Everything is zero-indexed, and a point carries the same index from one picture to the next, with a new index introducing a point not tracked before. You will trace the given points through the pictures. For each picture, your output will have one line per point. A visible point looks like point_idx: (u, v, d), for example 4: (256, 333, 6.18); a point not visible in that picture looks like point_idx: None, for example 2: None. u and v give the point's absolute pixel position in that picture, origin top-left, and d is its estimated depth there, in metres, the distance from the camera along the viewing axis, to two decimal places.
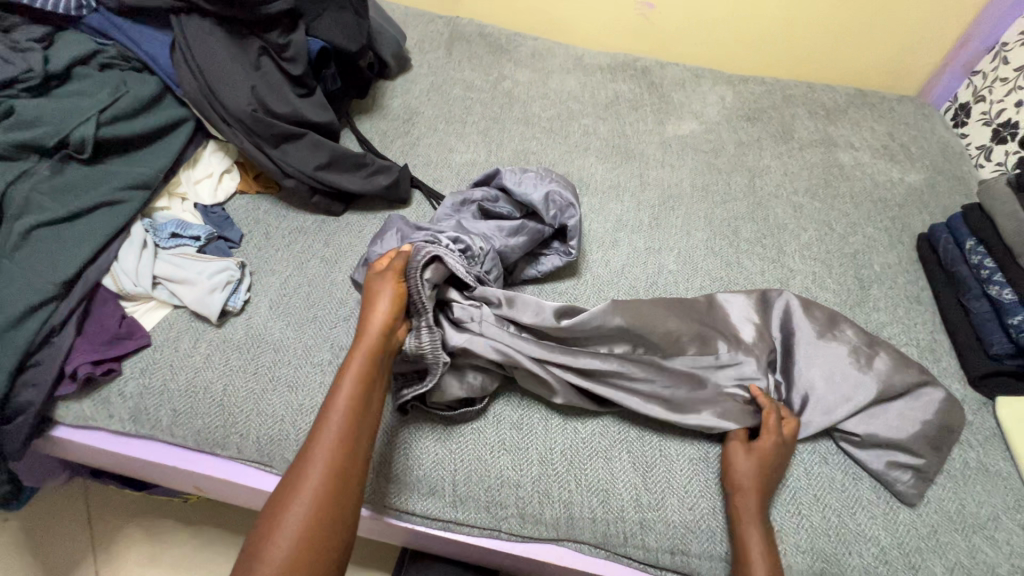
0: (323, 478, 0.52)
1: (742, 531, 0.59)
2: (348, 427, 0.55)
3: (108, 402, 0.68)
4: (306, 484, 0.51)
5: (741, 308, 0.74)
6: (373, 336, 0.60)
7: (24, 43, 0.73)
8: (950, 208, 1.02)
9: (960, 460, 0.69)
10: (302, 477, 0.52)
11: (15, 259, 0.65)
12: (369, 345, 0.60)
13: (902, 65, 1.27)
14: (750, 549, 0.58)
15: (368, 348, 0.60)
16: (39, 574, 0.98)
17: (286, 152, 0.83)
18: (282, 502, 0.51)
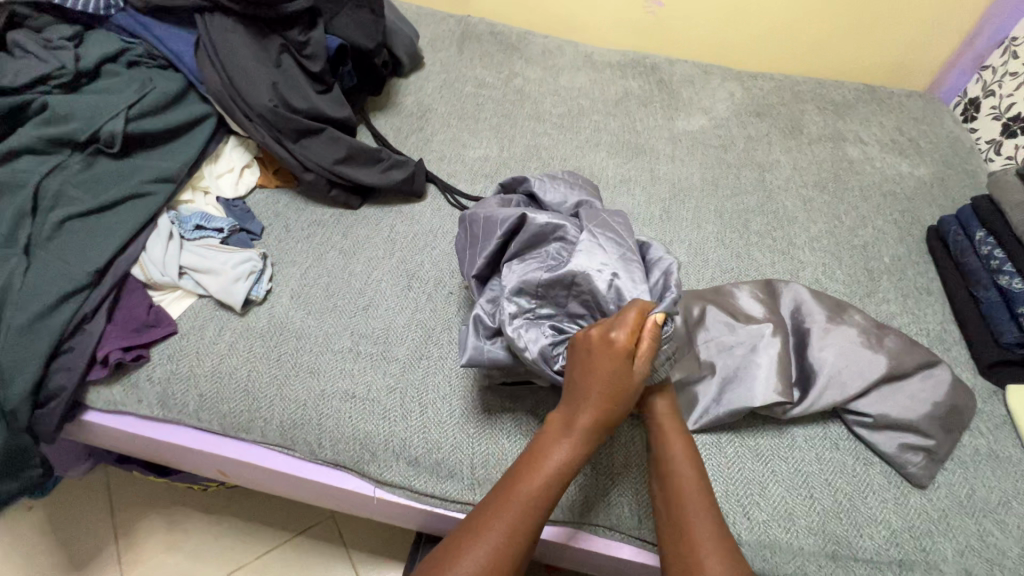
0: (502, 529, 0.51)
1: (678, 515, 0.56)
2: (547, 482, 0.54)
3: (137, 387, 0.70)
4: (491, 529, 0.51)
5: (752, 298, 0.75)
6: (625, 391, 0.56)
7: (56, 43, 0.76)
8: (960, 201, 1.03)
9: (971, 446, 0.69)
10: (490, 521, 0.51)
11: (50, 248, 0.68)
12: (613, 399, 0.56)
13: (912, 61, 1.28)
14: (689, 531, 0.54)
15: (611, 401, 0.56)
16: (63, 560, 1.01)
17: (306, 146, 0.85)
18: (463, 541, 0.51)
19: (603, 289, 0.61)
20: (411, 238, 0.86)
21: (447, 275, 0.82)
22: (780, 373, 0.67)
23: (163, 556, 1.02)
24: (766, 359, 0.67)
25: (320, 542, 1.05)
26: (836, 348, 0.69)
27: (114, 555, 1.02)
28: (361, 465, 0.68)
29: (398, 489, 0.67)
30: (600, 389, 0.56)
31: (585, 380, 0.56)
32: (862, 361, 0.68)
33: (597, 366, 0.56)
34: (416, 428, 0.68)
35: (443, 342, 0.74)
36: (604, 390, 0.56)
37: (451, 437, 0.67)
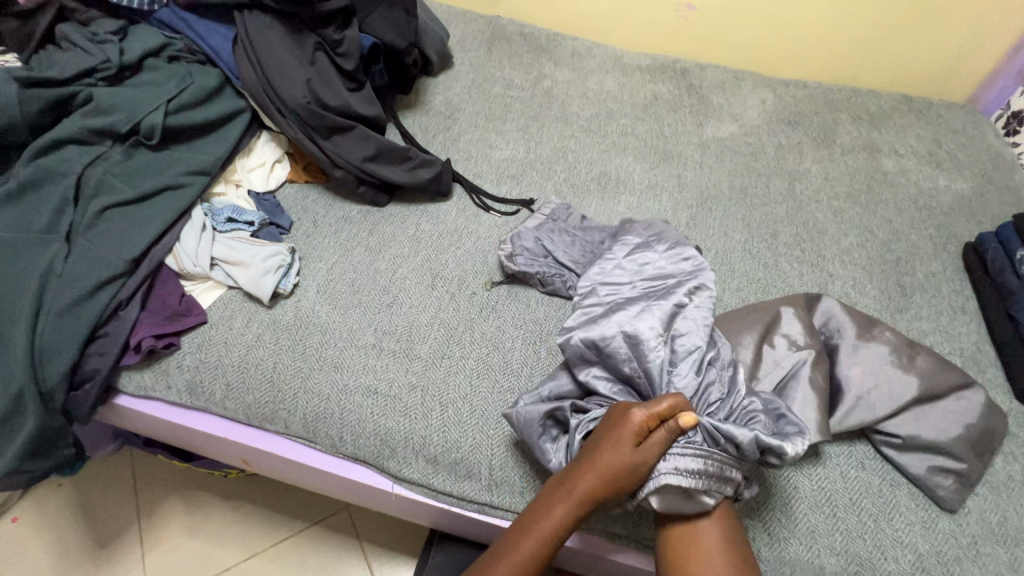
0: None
1: None
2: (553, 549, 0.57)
3: (166, 373, 0.72)
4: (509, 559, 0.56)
5: (794, 314, 0.72)
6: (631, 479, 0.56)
7: (102, 36, 0.78)
8: (999, 217, 1.00)
9: (1004, 472, 0.67)
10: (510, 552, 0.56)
11: (90, 235, 0.70)
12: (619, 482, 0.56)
13: (952, 72, 1.24)
14: None
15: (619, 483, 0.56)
16: (89, 537, 1.04)
17: (336, 143, 0.86)
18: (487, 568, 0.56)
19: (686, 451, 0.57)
20: (436, 237, 0.87)
21: (471, 275, 0.82)
22: (816, 398, 0.65)
23: (183, 539, 1.05)
24: (804, 384, 0.66)
25: (334, 532, 1.07)
26: (865, 365, 0.68)
27: (137, 535, 1.05)
28: (381, 461, 0.69)
29: (417, 486, 0.68)
30: (609, 473, 0.56)
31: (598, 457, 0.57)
32: (893, 381, 0.67)
33: (615, 443, 0.56)
34: (436, 426, 0.68)
35: (466, 343, 0.74)
36: (615, 474, 0.56)
37: (471, 437, 0.67)
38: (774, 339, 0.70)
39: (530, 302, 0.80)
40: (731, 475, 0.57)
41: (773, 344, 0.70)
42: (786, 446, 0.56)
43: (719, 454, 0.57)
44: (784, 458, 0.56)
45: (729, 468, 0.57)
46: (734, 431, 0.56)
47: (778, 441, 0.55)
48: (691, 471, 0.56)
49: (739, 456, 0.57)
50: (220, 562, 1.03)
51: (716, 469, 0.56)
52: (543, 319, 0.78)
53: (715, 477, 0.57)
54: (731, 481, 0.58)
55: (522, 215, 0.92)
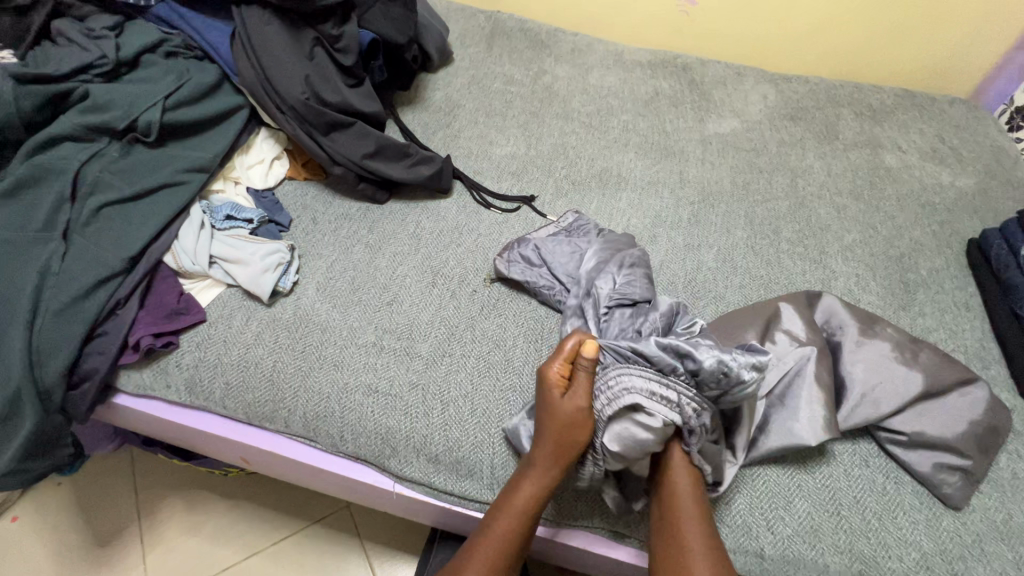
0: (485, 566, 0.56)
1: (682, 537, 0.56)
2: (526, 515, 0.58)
3: (165, 372, 0.72)
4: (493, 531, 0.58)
5: (795, 313, 0.72)
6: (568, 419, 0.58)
7: (98, 32, 0.77)
8: (1002, 214, 0.99)
9: (1009, 469, 0.67)
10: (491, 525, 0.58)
11: (88, 233, 0.70)
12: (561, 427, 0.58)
13: (955, 67, 1.24)
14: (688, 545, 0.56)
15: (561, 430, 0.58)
16: (89, 536, 1.04)
17: (335, 139, 0.86)
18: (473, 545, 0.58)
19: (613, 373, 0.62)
20: (436, 235, 0.86)
21: (471, 272, 0.81)
22: (821, 396, 0.65)
23: (184, 538, 1.05)
24: (809, 382, 0.65)
25: (334, 531, 1.06)
26: (869, 363, 0.68)
27: (137, 535, 1.04)
28: (382, 460, 0.68)
29: (418, 485, 0.68)
30: (555, 428, 0.58)
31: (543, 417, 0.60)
32: (898, 378, 0.66)
33: (550, 395, 0.60)
34: (437, 425, 0.67)
35: (466, 341, 0.74)
36: (562, 429, 0.58)
37: (472, 436, 0.67)
38: (776, 337, 0.70)
39: (531, 300, 0.79)
40: (664, 393, 0.59)
41: (776, 343, 0.70)
42: (699, 352, 0.59)
43: (642, 370, 0.60)
44: (702, 365, 0.58)
45: (661, 385, 0.59)
46: (651, 344, 0.61)
47: (686, 345, 0.59)
48: (619, 384, 0.60)
49: (664, 370, 0.60)
50: (221, 560, 1.03)
51: (646, 383, 0.59)
52: (544, 317, 0.78)
53: (649, 395, 0.59)
54: (670, 398, 0.59)
55: (523, 212, 0.92)
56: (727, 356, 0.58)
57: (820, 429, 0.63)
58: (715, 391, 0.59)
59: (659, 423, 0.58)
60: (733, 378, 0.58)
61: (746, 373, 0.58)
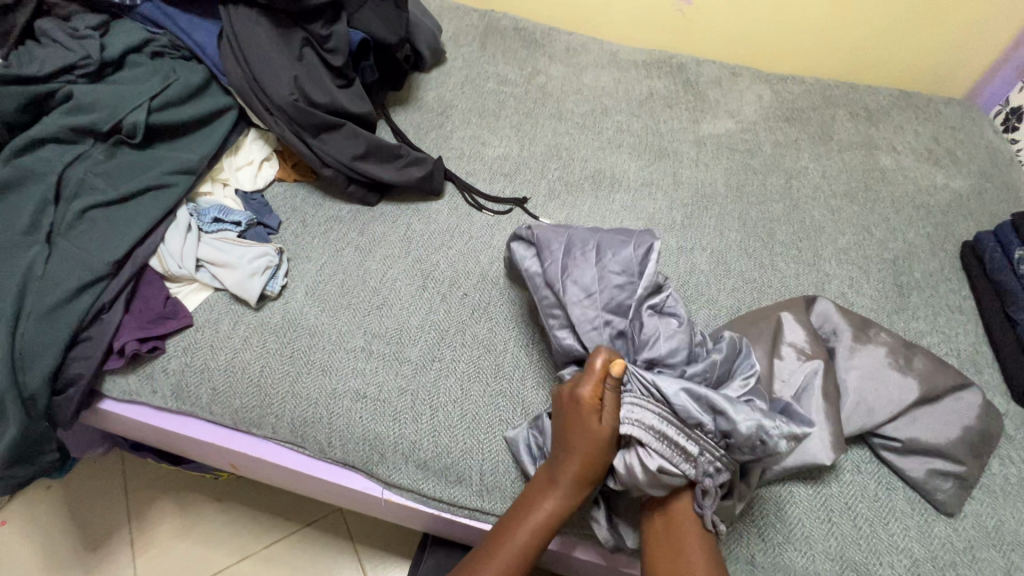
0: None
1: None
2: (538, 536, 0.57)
3: (152, 377, 0.71)
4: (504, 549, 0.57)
5: (795, 320, 0.71)
6: (591, 446, 0.57)
7: (83, 32, 0.76)
8: (997, 216, 0.99)
9: (1001, 475, 0.66)
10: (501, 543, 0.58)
11: (72, 236, 0.69)
12: (584, 453, 0.58)
13: (951, 68, 1.23)
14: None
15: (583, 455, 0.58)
16: (78, 540, 1.03)
17: (325, 141, 0.85)
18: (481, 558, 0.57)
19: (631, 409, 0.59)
20: (427, 237, 0.85)
21: (462, 276, 0.81)
22: (828, 409, 0.64)
23: (174, 542, 1.04)
24: (817, 395, 0.64)
25: (326, 534, 1.06)
26: (862, 369, 0.67)
27: (126, 539, 1.04)
28: (370, 466, 0.67)
29: (407, 492, 0.67)
30: (579, 451, 0.58)
31: (567, 438, 0.59)
32: (891, 384, 0.66)
33: (574, 414, 0.59)
34: (426, 431, 0.67)
35: (457, 345, 0.73)
36: (586, 451, 0.58)
37: (460, 442, 0.66)
38: (782, 350, 0.68)
39: (523, 304, 0.78)
40: (682, 443, 0.57)
41: (779, 352, 0.68)
42: (736, 412, 0.56)
43: (666, 414, 0.58)
44: (737, 430, 0.56)
45: (680, 434, 0.57)
46: (675, 389, 0.58)
47: (723, 403, 0.57)
48: (637, 422, 0.57)
49: (688, 421, 0.57)
50: (211, 564, 1.02)
51: (663, 428, 0.57)
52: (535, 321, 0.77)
53: (665, 441, 0.57)
54: (688, 451, 0.57)
55: (515, 214, 0.91)
56: (767, 429, 0.55)
57: (831, 444, 0.62)
58: (745, 455, 0.57)
59: (670, 472, 0.57)
60: (768, 448, 0.56)
61: (779, 442, 0.55)
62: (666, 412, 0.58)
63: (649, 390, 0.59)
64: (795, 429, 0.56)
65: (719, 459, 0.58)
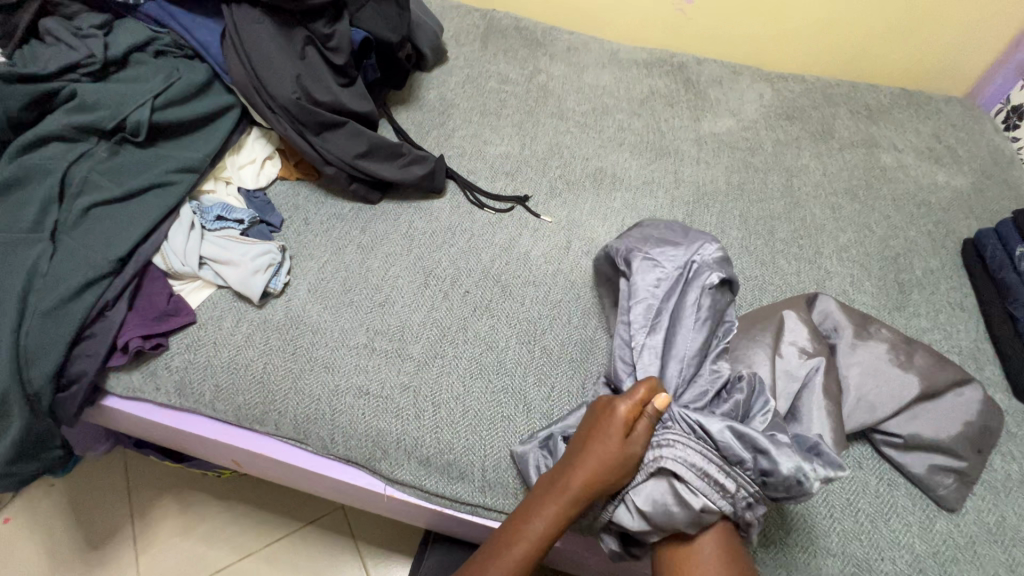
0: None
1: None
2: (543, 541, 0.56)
3: (155, 374, 0.71)
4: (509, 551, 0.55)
5: (796, 318, 0.71)
6: (614, 461, 0.57)
7: (86, 31, 0.77)
8: (998, 213, 0.99)
9: (1002, 471, 0.67)
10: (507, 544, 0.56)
11: (76, 234, 0.69)
12: (606, 467, 0.57)
13: (951, 67, 1.23)
14: None
15: (605, 468, 0.57)
16: (81, 538, 1.03)
17: (327, 140, 0.85)
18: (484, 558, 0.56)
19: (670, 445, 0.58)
20: (429, 235, 0.86)
21: (464, 273, 0.81)
22: (829, 405, 0.64)
23: (176, 540, 1.04)
24: (817, 391, 0.64)
25: (328, 532, 1.06)
26: (864, 365, 0.67)
27: (129, 537, 1.04)
28: (373, 462, 0.68)
29: (409, 488, 0.67)
30: (594, 462, 0.57)
31: (585, 447, 0.58)
32: (892, 380, 0.66)
33: (602, 429, 0.58)
34: (429, 427, 0.67)
35: (459, 342, 0.73)
36: (603, 464, 0.57)
37: (463, 439, 0.67)
38: (782, 349, 0.68)
39: (525, 301, 0.79)
40: (722, 481, 0.57)
41: (779, 349, 0.69)
42: (778, 453, 0.56)
43: (706, 451, 0.58)
44: (777, 469, 0.55)
45: (720, 470, 0.57)
46: (720, 427, 0.58)
47: (765, 442, 0.57)
48: (677, 455, 0.58)
49: (729, 459, 0.57)
50: (214, 562, 1.02)
51: (705, 465, 0.57)
52: (537, 318, 0.77)
53: (703, 476, 0.57)
54: (727, 490, 0.57)
55: (517, 212, 0.91)
56: (808, 471, 0.55)
57: (833, 440, 0.62)
58: (780, 495, 0.56)
59: (705, 509, 0.56)
60: (805, 489, 0.55)
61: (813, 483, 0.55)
62: (706, 450, 0.58)
63: (693, 427, 0.59)
64: (830, 472, 0.56)
65: (755, 495, 0.56)
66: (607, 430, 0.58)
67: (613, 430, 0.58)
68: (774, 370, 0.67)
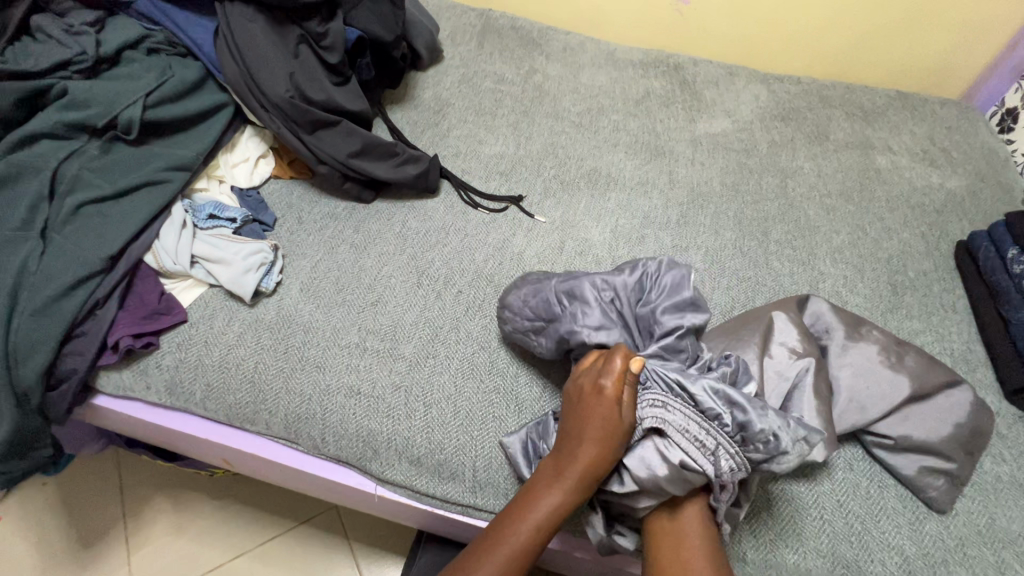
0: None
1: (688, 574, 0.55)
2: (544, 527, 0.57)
3: (146, 373, 0.71)
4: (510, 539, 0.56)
5: (788, 319, 0.71)
6: (608, 441, 0.58)
7: (77, 27, 0.76)
8: (991, 216, 0.99)
9: (992, 473, 0.67)
10: (507, 533, 0.56)
11: (66, 232, 0.69)
12: (600, 447, 0.58)
13: (946, 69, 1.24)
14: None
15: (598, 448, 0.58)
16: (73, 537, 1.03)
17: (320, 138, 0.85)
18: (485, 548, 0.56)
19: (650, 404, 0.60)
20: (423, 234, 0.85)
21: (457, 273, 0.81)
22: (820, 407, 0.64)
23: (169, 539, 1.04)
24: (808, 394, 0.64)
25: (322, 532, 1.06)
26: (855, 367, 0.68)
27: (121, 536, 1.04)
28: (364, 462, 0.67)
29: (400, 488, 0.67)
30: (588, 444, 0.58)
31: (576, 429, 0.59)
32: (882, 381, 0.66)
33: (590, 409, 0.60)
34: (419, 427, 0.67)
35: (451, 342, 0.73)
36: (597, 445, 0.58)
37: (454, 439, 0.66)
38: (774, 349, 0.68)
39: None
40: (701, 437, 0.58)
41: (770, 350, 0.68)
42: (752, 408, 0.57)
43: (687, 409, 0.59)
44: (752, 424, 0.56)
45: (700, 428, 0.58)
46: (700, 385, 0.60)
47: (739, 396, 0.58)
48: (660, 414, 0.59)
49: (708, 416, 0.58)
50: (206, 562, 1.02)
51: (685, 423, 0.58)
52: None
53: (684, 434, 0.58)
54: (709, 448, 0.57)
55: (511, 212, 0.91)
56: (781, 430, 0.56)
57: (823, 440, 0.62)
58: (759, 454, 0.56)
59: (686, 466, 0.57)
60: (781, 446, 0.56)
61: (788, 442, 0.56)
62: (687, 409, 0.59)
63: (670, 385, 0.61)
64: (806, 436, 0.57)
65: (735, 456, 0.57)
66: (595, 409, 0.59)
67: (600, 408, 0.59)
68: (764, 371, 0.67)
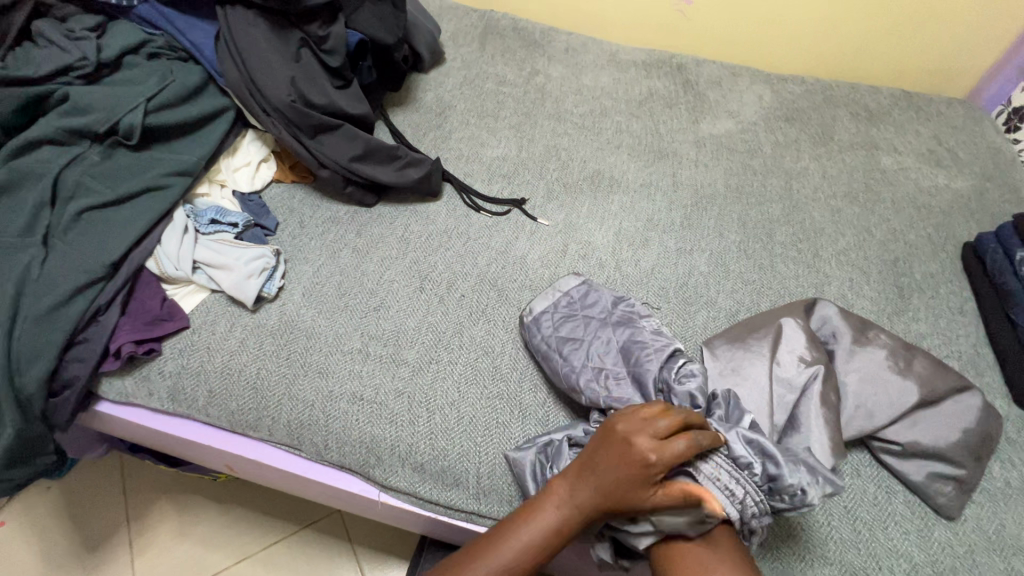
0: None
1: None
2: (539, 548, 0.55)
3: (148, 379, 0.70)
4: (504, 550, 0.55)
5: (796, 324, 0.70)
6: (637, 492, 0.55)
7: (79, 33, 0.76)
8: (998, 216, 0.98)
9: (1002, 479, 0.66)
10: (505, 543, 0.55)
11: (68, 238, 0.68)
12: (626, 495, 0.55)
13: (952, 68, 1.23)
14: None
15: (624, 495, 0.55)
16: (77, 541, 1.03)
17: (322, 142, 0.84)
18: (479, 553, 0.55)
19: None
20: (425, 238, 0.85)
21: (460, 277, 0.80)
22: (827, 415, 0.63)
23: (173, 543, 1.04)
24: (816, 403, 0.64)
25: (325, 535, 1.06)
26: (862, 372, 0.67)
27: (126, 540, 1.04)
28: (367, 469, 0.67)
29: (404, 494, 0.67)
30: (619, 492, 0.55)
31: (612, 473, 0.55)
32: (889, 385, 0.66)
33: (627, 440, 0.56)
34: (423, 433, 0.67)
35: (454, 347, 0.73)
36: (625, 480, 0.55)
37: (457, 445, 0.66)
38: (781, 356, 0.68)
39: (521, 305, 0.78)
40: (729, 484, 0.58)
41: (778, 357, 0.68)
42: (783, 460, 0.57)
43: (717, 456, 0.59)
44: (783, 477, 0.57)
45: (730, 476, 0.58)
46: (735, 435, 0.60)
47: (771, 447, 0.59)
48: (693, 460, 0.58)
49: (738, 464, 0.59)
50: (210, 566, 1.02)
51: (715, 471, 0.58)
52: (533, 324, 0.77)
53: (714, 482, 0.58)
54: (735, 495, 0.57)
55: (513, 215, 0.91)
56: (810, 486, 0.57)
57: (831, 447, 0.62)
58: (783, 505, 0.57)
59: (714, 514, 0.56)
60: (807, 500, 0.56)
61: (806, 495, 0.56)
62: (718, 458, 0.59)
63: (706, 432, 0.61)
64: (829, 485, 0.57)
65: (761, 504, 0.57)
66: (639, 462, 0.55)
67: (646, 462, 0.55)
68: (772, 381, 0.66)
